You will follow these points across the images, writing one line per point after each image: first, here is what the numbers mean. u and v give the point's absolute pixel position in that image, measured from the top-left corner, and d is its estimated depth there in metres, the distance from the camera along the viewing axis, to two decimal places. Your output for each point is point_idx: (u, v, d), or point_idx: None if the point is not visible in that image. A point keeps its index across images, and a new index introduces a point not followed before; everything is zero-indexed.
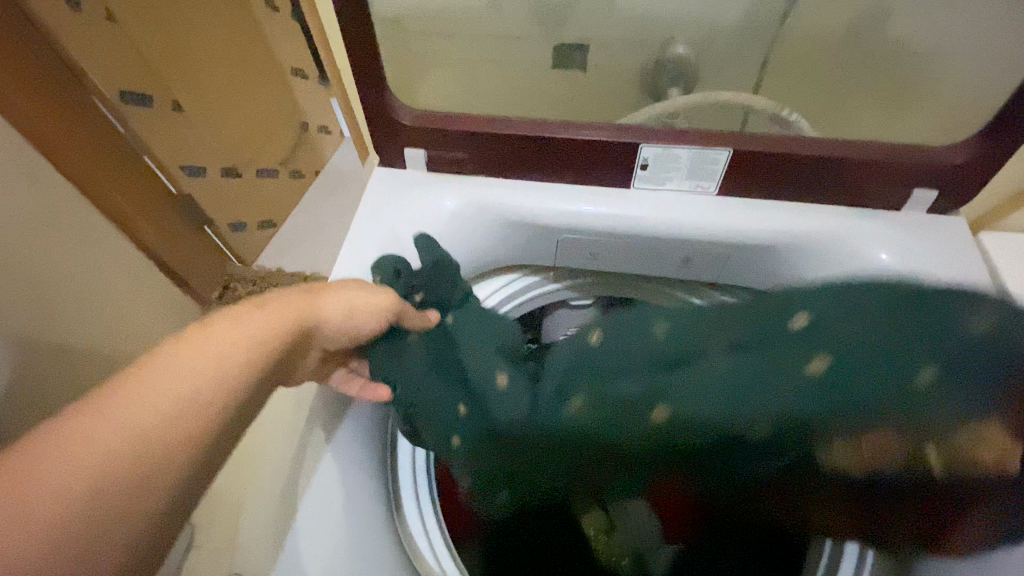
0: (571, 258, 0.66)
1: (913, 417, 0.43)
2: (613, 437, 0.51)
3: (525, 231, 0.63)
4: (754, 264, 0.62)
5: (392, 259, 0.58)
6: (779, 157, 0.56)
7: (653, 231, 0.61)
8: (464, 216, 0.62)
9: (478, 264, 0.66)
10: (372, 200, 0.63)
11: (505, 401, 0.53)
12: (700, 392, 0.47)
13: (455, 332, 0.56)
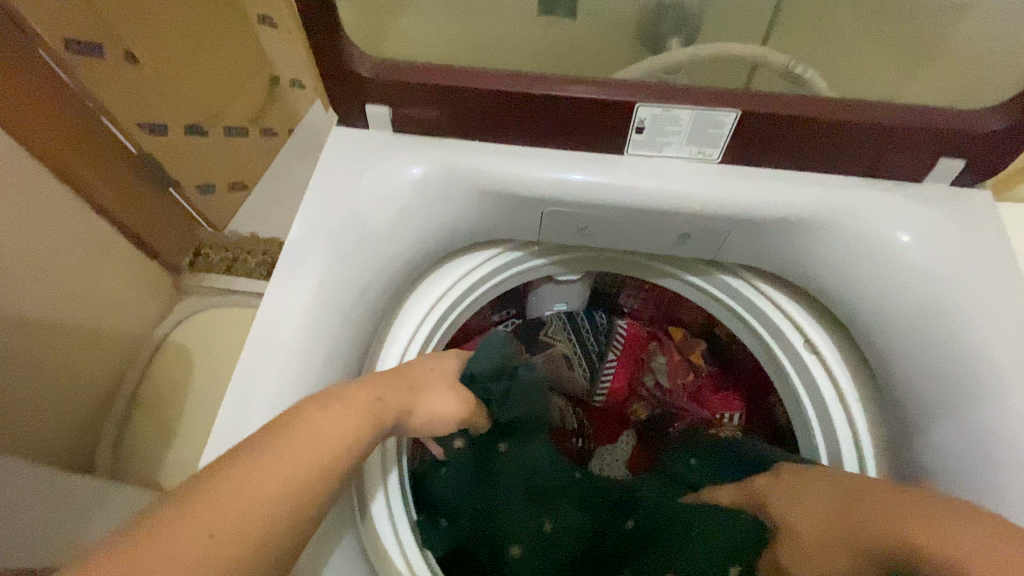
0: (557, 232, 0.60)
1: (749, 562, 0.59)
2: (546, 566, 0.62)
3: (505, 203, 0.56)
4: (759, 241, 0.56)
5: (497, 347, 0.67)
6: (791, 121, 0.50)
7: (648, 203, 0.54)
8: (435, 185, 0.55)
9: (454, 239, 0.59)
10: (329, 166, 0.56)
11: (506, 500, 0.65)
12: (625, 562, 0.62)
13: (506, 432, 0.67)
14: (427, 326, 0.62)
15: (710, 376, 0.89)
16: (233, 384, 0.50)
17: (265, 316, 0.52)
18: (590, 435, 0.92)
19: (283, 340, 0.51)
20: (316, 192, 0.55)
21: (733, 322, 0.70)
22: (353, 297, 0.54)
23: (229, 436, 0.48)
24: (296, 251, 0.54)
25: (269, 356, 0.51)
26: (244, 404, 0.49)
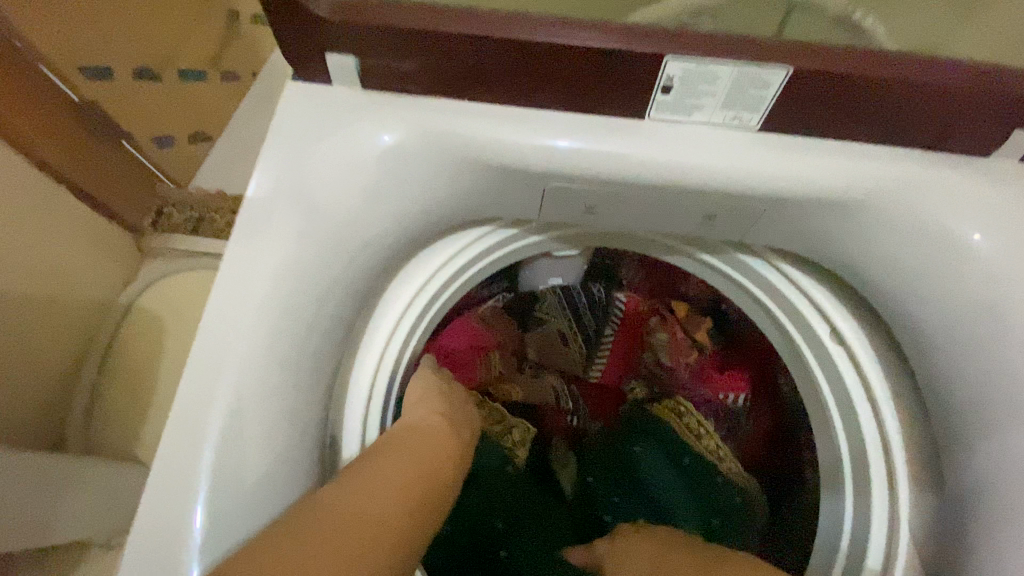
0: (561, 209, 0.52)
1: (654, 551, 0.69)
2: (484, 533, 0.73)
3: (502, 176, 0.48)
4: (782, 227, 0.50)
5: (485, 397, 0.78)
6: (853, 82, 0.41)
7: (669, 178, 0.46)
8: (412, 156, 0.46)
9: (437, 218, 0.51)
10: (282, 132, 0.46)
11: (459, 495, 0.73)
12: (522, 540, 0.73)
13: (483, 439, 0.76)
14: (409, 321, 0.56)
15: (715, 354, 0.82)
16: (180, 395, 0.42)
17: (218, 303, 0.44)
18: (584, 413, 0.85)
19: (239, 333, 0.43)
20: (265, 163, 0.45)
21: (749, 304, 0.63)
22: (319, 293, 0.46)
23: (181, 457, 0.41)
24: (245, 237, 0.45)
25: (220, 361, 0.43)
26: (197, 420, 0.42)
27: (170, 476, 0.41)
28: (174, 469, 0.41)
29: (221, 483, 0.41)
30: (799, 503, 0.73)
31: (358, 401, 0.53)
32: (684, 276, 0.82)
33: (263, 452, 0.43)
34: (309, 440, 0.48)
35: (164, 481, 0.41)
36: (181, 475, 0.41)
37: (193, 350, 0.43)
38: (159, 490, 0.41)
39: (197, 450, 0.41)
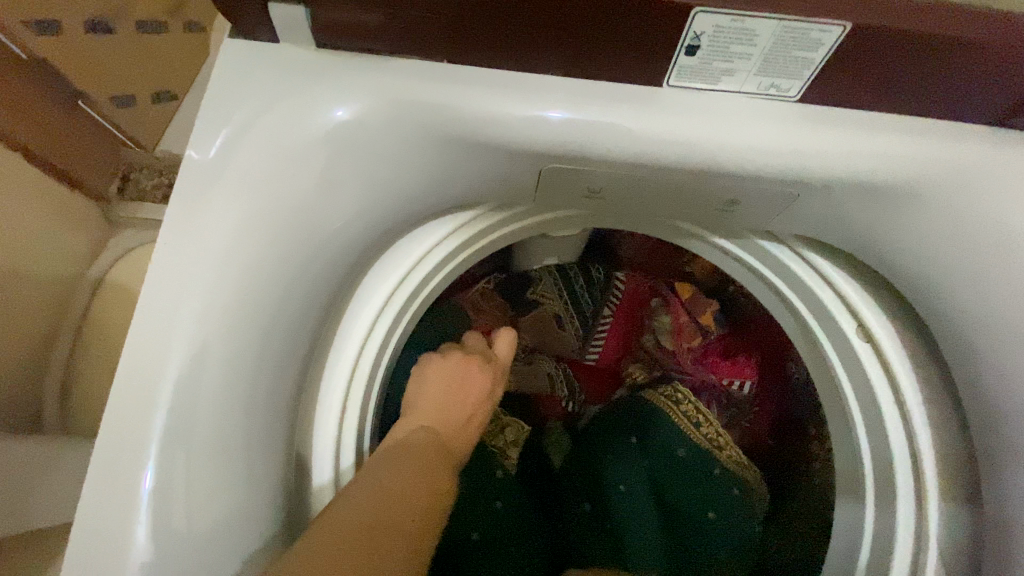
0: (561, 192, 0.45)
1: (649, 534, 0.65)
2: (476, 535, 0.63)
3: (495, 157, 0.40)
4: (801, 217, 0.45)
5: None
6: (931, 41, 0.33)
7: (688, 161, 0.39)
8: (377, 135, 0.39)
9: (415, 204, 0.44)
10: (215, 111, 0.38)
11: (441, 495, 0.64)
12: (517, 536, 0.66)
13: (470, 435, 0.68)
14: (387, 320, 0.50)
15: (720, 339, 0.77)
16: (101, 436, 0.35)
17: (149, 302, 0.36)
18: (580, 399, 0.80)
19: (174, 339, 0.36)
20: (196, 152, 0.38)
21: (763, 291, 0.58)
22: (276, 299, 0.40)
23: (112, 513, 0.34)
24: (177, 241, 0.37)
25: (153, 394, 0.35)
26: (128, 468, 0.34)
27: (99, 525, 0.34)
28: (100, 531, 0.34)
29: (165, 539, 0.34)
30: (813, 496, 0.67)
31: (331, 412, 0.48)
32: (688, 257, 0.76)
33: (219, 489, 0.37)
34: (271, 466, 0.42)
35: (91, 532, 0.34)
36: (112, 534, 0.34)
37: (116, 383, 0.35)
38: (83, 538, 0.34)
39: (128, 504, 0.34)
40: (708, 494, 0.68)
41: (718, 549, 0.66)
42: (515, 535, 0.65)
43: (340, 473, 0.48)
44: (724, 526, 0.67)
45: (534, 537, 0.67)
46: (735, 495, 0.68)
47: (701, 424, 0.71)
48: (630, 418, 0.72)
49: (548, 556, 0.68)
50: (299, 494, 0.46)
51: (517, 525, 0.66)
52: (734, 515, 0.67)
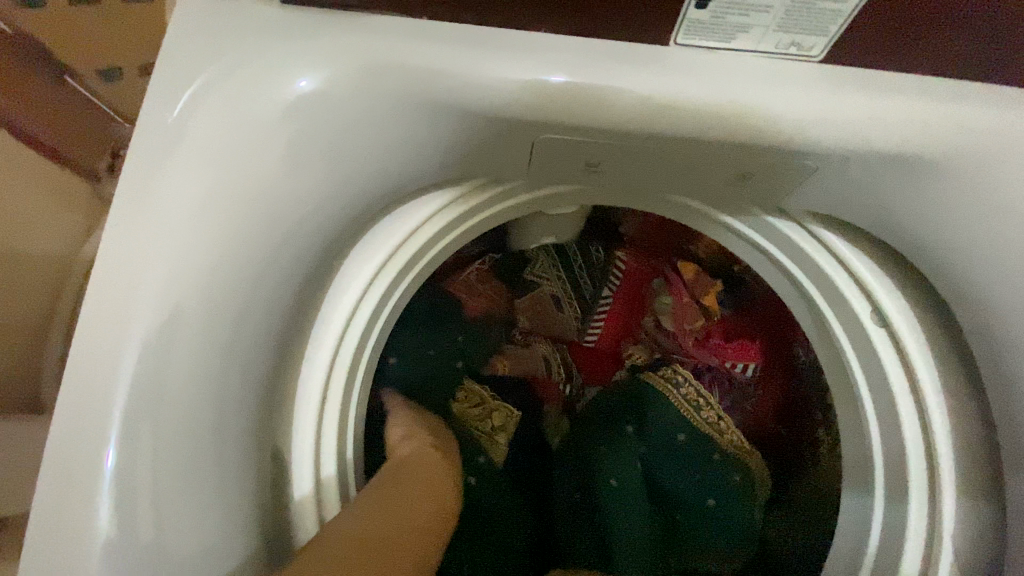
0: (555, 166, 0.41)
1: (643, 524, 0.64)
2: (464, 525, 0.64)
3: (484, 126, 0.37)
4: (815, 193, 0.41)
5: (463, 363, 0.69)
6: None
7: (692, 130, 0.36)
8: (351, 102, 0.35)
9: (398, 179, 0.41)
10: (172, 73, 0.35)
11: None
12: (507, 526, 0.66)
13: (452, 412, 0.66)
14: (371, 305, 0.47)
15: (724, 321, 0.74)
16: (51, 438, 0.32)
17: (98, 286, 0.33)
18: (577, 382, 0.77)
19: (126, 327, 0.33)
20: (151, 119, 0.34)
21: (774, 273, 0.55)
22: (246, 280, 0.37)
23: (67, 509, 0.31)
24: (130, 216, 0.34)
25: (109, 382, 0.32)
26: (84, 460, 0.32)
27: (53, 531, 0.31)
28: (55, 526, 0.31)
29: (130, 541, 0.32)
30: (821, 485, 0.64)
31: (310, 403, 0.45)
32: (691, 233, 0.73)
33: (187, 483, 0.34)
34: (246, 459, 0.39)
35: (47, 539, 0.31)
36: (68, 531, 0.31)
37: (68, 369, 0.32)
38: (37, 545, 0.31)
39: (85, 507, 0.31)
40: (708, 483, 0.65)
41: (712, 540, 0.65)
42: (504, 523, 0.65)
43: (321, 465, 0.45)
44: (721, 515, 0.65)
45: (520, 526, 0.67)
46: (733, 483, 0.66)
47: (702, 408, 0.68)
48: (626, 404, 0.69)
49: (533, 545, 0.67)
50: (277, 489, 0.43)
51: (506, 513, 0.66)
52: (732, 507, 0.65)
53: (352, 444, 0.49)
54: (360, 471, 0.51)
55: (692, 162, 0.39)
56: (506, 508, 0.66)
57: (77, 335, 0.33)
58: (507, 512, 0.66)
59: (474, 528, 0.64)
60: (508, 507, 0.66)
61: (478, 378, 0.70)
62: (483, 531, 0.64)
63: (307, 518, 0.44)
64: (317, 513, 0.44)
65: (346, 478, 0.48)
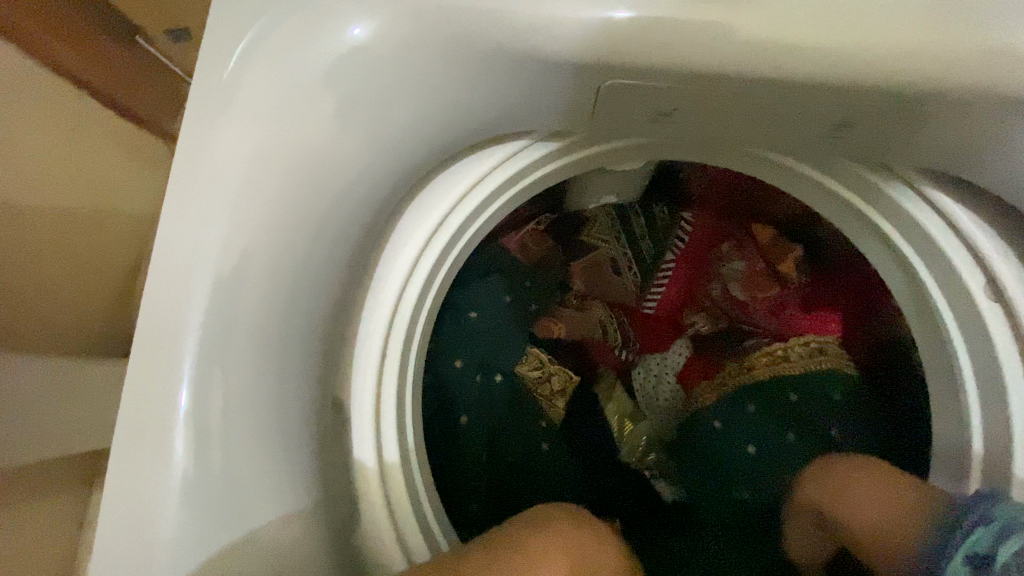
0: (624, 117, 0.38)
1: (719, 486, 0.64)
2: (519, 482, 0.63)
3: (549, 76, 0.35)
4: (909, 146, 0.37)
5: (521, 320, 0.68)
6: None
7: (773, 72, 0.33)
8: (400, 55, 0.34)
9: (459, 132, 0.39)
10: (221, 25, 0.34)
11: (484, 432, 0.63)
12: (563, 486, 0.64)
13: (509, 376, 0.66)
14: (425, 269, 0.46)
15: (802, 289, 0.69)
16: (128, 385, 0.34)
17: (167, 242, 0.34)
18: (634, 347, 0.72)
19: (195, 283, 0.34)
20: (206, 74, 0.34)
21: (868, 238, 0.49)
22: (302, 244, 0.37)
23: (148, 447, 0.33)
24: (186, 179, 0.34)
25: (177, 334, 0.34)
26: (157, 410, 0.34)
27: (134, 470, 0.33)
28: (139, 466, 0.33)
29: (204, 482, 0.34)
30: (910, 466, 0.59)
31: (369, 363, 0.44)
32: (767, 194, 0.68)
33: (255, 432, 0.36)
34: (310, 415, 0.40)
35: (129, 478, 0.33)
36: (150, 472, 0.33)
37: (139, 330, 0.34)
38: (120, 485, 0.33)
39: (163, 449, 0.33)
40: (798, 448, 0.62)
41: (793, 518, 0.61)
42: (558, 480, 0.65)
43: (382, 436, 0.44)
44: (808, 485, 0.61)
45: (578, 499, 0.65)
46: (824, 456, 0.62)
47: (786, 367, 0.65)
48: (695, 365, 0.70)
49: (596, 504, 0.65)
50: (341, 447, 0.43)
51: (560, 473, 0.65)
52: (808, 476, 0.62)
53: (410, 418, 0.48)
54: (420, 438, 0.50)
55: (780, 108, 0.35)
56: (565, 461, 0.65)
57: (150, 289, 0.34)
58: (563, 470, 0.65)
59: (529, 488, 0.63)
60: (564, 469, 0.65)
61: (534, 343, 0.69)
62: (537, 488, 0.63)
63: (378, 518, 0.43)
64: (393, 528, 0.43)
65: (410, 473, 0.47)
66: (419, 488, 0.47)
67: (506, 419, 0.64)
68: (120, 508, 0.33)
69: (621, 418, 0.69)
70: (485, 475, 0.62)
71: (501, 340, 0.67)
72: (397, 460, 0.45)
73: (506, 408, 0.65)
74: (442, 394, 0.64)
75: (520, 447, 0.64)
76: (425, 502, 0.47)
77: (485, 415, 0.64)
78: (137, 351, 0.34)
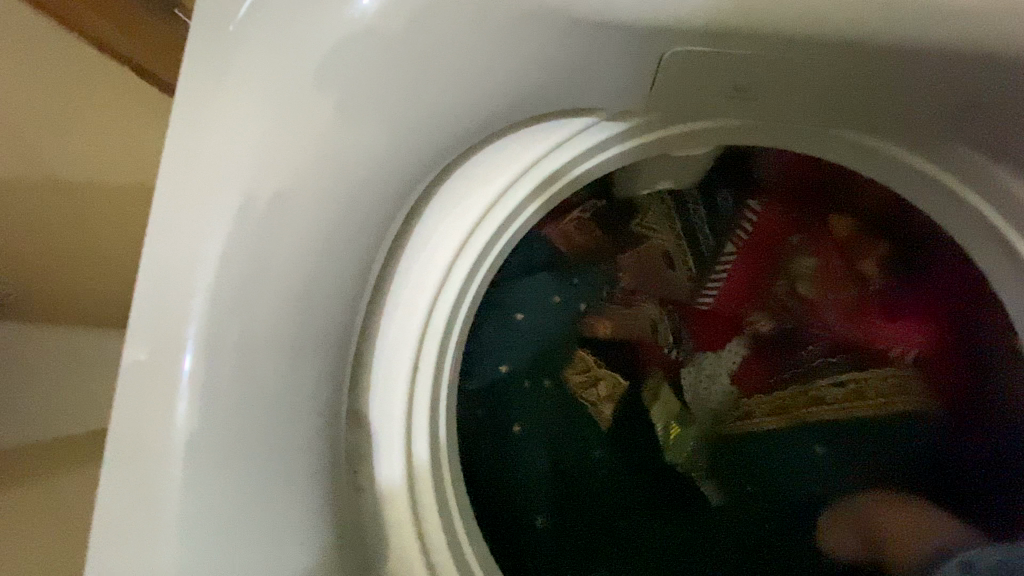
0: (695, 95, 0.33)
1: (771, 489, 0.61)
2: (562, 487, 0.60)
3: (610, 44, 0.29)
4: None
5: (565, 319, 0.63)
6: None
7: (879, 37, 0.27)
8: (421, 37, 0.29)
9: (500, 110, 0.34)
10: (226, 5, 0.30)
11: (519, 440, 0.59)
12: (608, 493, 0.61)
13: (551, 378, 0.62)
14: (463, 269, 0.42)
15: (885, 289, 0.61)
16: (120, 418, 0.29)
17: (166, 247, 0.29)
18: (689, 347, 0.65)
19: (201, 293, 0.29)
20: (205, 56, 0.30)
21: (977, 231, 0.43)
22: (325, 243, 0.32)
23: (147, 479, 0.29)
24: (185, 174, 0.30)
25: (176, 355, 0.29)
26: (152, 435, 0.29)
27: (135, 510, 0.29)
28: (135, 507, 0.29)
29: (211, 520, 0.29)
30: (973, 480, 0.57)
31: (399, 374, 0.40)
32: (852, 179, 0.57)
33: (272, 454, 0.32)
34: (331, 433, 0.36)
35: (129, 519, 0.29)
36: (150, 511, 0.29)
37: (130, 335, 0.29)
38: (122, 529, 0.29)
39: (165, 486, 0.29)
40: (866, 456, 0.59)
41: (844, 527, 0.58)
42: (603, 488, 0.61)
43: (412, 451, 0.39)
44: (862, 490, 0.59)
45: (625, 508, 0.61)
46: (884, 465, 0.59)
47: (864, 376, 0.60)
48: (756, 368, 0.63)
49: (647, 511, 0.61)
50: (366, 467, 0.38)
51: (603, 480, 0.61)
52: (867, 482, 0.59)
53: (446, 434, 0.43)
54: (457, 451, 0.45)
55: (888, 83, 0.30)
56: (612, 467, 0.61)
57: (150, 309, 0.29)
58: (608, 479, 0.61)
59: (574, 495, 0.60)
60: (607, 475, 0.61)
61: (580, 344, 0.63)
62: (579, 496, 0.60)
63: (410, 550, 0.37)
64: (426, 562, 0.37)
65: (446, 497, 0.41)
66: (454, 510, 0.42)
67: (546, 424, 0.60)
68: (120, 553, 0.29)
69: (669, 422, 0.63)
70: (525, 484, 0.59)
71: (542, 343, 0.62)
72: (430, 481, 0.40)
73: (549, 413, 0.61)
74: (488, 400, 0.60)
75: (563, 453, 0.61)
76: (461, 530, 0.42)
77: (528, 419, 0.60)
78: (134, 380, 0.29)
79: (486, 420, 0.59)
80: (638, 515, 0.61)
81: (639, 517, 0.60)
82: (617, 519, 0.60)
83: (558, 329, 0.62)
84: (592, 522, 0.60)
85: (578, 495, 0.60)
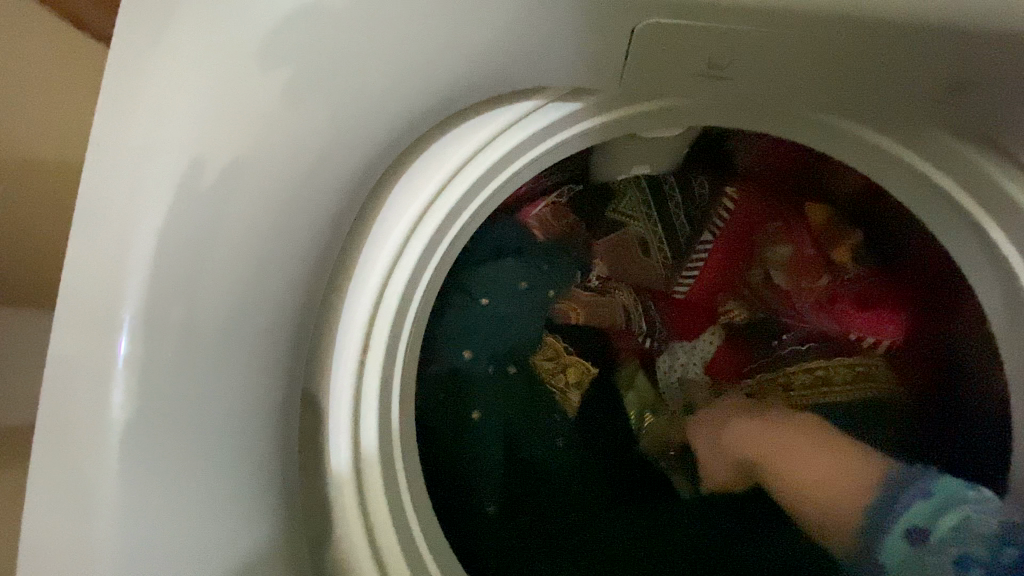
0: (669, 74, 0.32)
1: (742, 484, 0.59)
2: (528, 472, 0.60)
3: (568, 19, 0.28)
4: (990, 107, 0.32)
5: (539, 305, 0.61)
6: None
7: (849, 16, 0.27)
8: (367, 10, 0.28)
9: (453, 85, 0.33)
10: None
11: (487, 427, 0.58)
12: (573, 478, 0.61)
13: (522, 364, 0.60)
14: (417, 250, 0.41)
15: (857, 279, 0.60)
16: (46, 398, 0.27)
17: (93, 214, 0.27)
18: (661, 335, 0.65)
19: (136, 265, 0.27)
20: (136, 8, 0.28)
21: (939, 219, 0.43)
22: (271, 218, 0.31)
23: (77, 463, 0.27)
24: (111, 135, 0.27)
25: (109, 331, 0.27)
26: (83, 419, 0.27)
27: (63, 498, 0.27)
28: (62, 496, 0.27)
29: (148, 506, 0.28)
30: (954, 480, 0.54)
31: (349, 356, 0.39)
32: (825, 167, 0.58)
33: (210, 434, 0.31)
34: (274, 415, 0.35)
35: (56, 508, 0.27)
36: (82, 499, 0.27)
37: (57, 312, 0.27)
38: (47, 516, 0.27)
39: (101, 470, 0.27)
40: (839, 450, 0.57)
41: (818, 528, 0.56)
42: (568, 473, 0.61)
43: (360, 433, 0.39)
44: None
45: (591, 493, 0.61)
46: None
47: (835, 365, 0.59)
48: (728, 357, 0.64)
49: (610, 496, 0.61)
50: (313, 448, 0.38)
51: (570, 465, 0.61)
52: None
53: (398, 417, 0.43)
54: (410, 434, 0.45)
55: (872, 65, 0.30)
56: (579, 452, 0.62)
57: (74, 280, 0.27)
58: (575, 464, 0.61)
59: (539, 481, 0.60)
60: (572, 461, 0.61)
61: (551, 330, 0.63)
62: (544, 481, 0.60)
63: (353, 532, 0.37)
64: (369, 543, 0.37)
65: (394, 479, 0.41)
66: (402, 492, 0.42)
67: (514, 411, 0.59)
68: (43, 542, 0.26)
69: (642, 410, 0.64)
70: (491, 469, 0.58)
71: (514, 329, 0.59)
72: (378, 463, 0.39)
73: (519, 400, 0.59)
74: (454, 388, 0.57)
75: (528, 439, 0.60)
76: (410, 511, 0.41)
77: (497, 405, 0.59)
78: (58, 357, 0.27)
79: (450, 405, 0.57)
80: (602, 500, 0.61)
81: (603, 503, 0.61)
82: (583, 504, 0.60)
83: (532, 315, 0.60)
84: (559, 508, 0.60)
85: (544, 480, 0.60)
